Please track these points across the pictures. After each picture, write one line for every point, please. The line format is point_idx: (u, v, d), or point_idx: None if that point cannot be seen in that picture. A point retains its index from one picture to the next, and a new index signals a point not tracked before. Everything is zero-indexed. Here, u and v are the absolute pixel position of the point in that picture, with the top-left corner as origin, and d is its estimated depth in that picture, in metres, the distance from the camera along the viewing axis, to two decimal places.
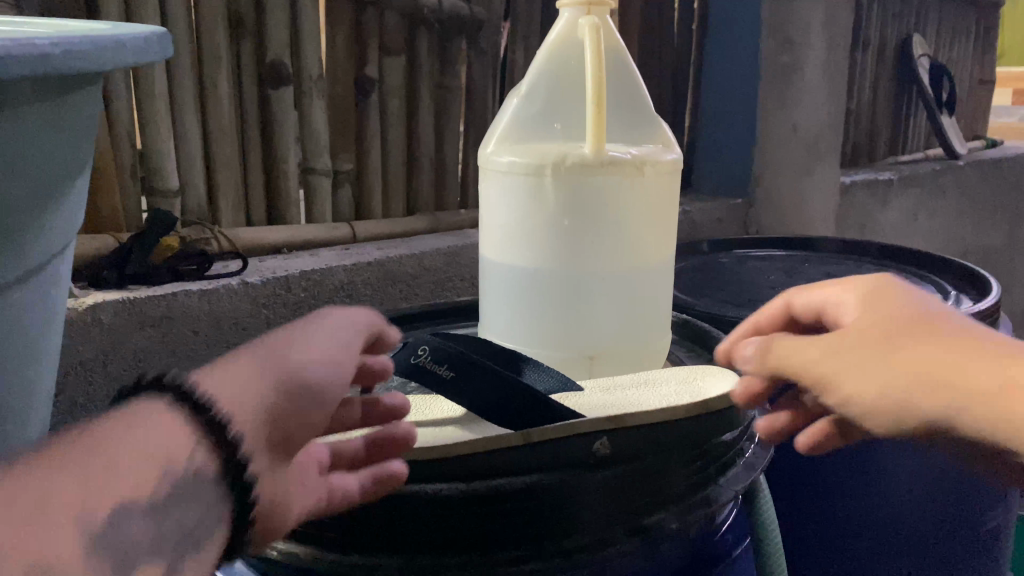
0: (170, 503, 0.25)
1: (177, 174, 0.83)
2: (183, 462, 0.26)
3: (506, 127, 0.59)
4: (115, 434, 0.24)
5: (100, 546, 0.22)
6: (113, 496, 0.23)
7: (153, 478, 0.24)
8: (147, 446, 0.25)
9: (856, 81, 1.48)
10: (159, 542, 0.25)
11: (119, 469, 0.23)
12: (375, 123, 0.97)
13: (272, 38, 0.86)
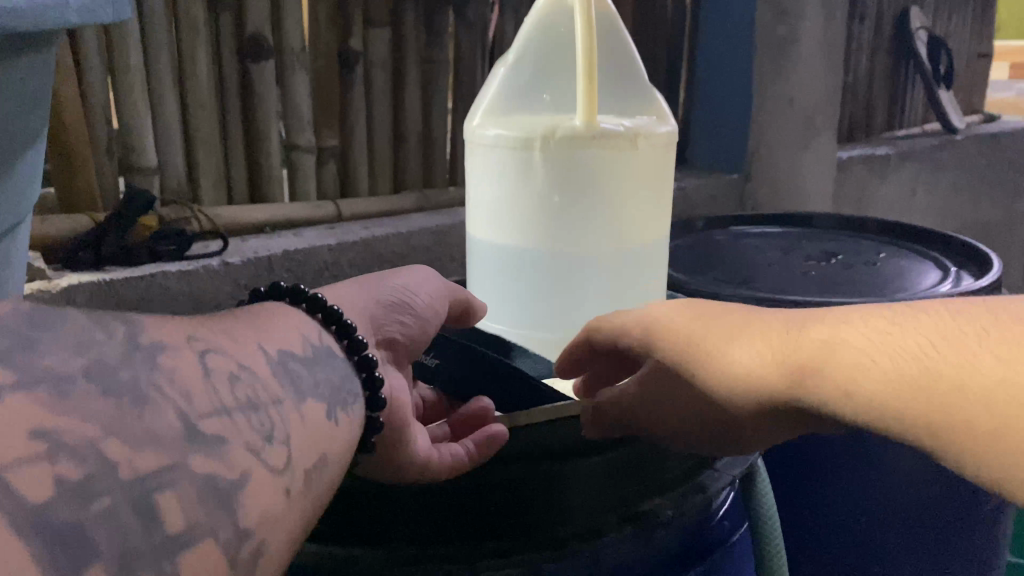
0: (312, 362, 0.32)
1: (156, 152, 0.80)
2: (313, 332, 0.34)
3: (492, 98, 0.56)
4: (265, 311, 0.33)
5: (264, 363, 0.29)
6: (268, 338, 0.31)
7: (296, 340, 0.32)
8: (290, 320, 0.33)
9: (853, 55, 1.45)
10: (317, 387, 0.31)
11: (269, 326, 0.32)
12: (360, 98, 0.94)
13: (252, 11, 0.83)
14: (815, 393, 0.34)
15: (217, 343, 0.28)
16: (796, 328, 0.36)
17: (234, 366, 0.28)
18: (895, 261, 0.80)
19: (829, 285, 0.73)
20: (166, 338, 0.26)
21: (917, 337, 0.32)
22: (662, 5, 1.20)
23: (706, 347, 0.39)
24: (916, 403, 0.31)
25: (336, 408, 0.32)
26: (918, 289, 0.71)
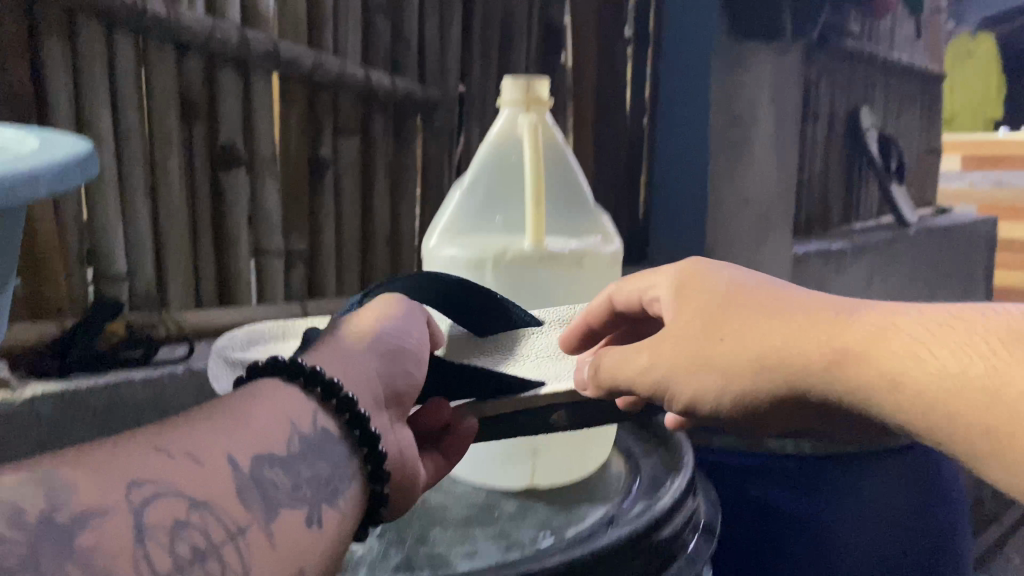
0: (293, 461, 0.36)
1: (125, 258, 0.82)
2: (302, 421, 0.38)
3: (447, 219, 0.60)
4: (261, 401, 0.37)
5: (230, 490, 0.32)
6: (244, 448, 0.34)
7: (281, 441, 0.36)
8: (286, 408, 0.38)
9: (807, 153, 1.52)
10: (294, 491, 0.35)
11: (258, 425, 0.36)
12: (329, 202, 0.97)
13: (224, 121, 0.86)
14: (858, 377, 0.38)
15: (172, 479, 0.30)
16: (846, 317, 0.40)
17: (186, 506, 0.29)
18: None
19: None
20: (109, 496, 0.27)
21: (982, 339, 0.35)
22: (622, 111, 1.26)
23: (754, 314, 0.44)
24: (971, 402, 0.34)
25: (318, 509, 0.36)
26: None
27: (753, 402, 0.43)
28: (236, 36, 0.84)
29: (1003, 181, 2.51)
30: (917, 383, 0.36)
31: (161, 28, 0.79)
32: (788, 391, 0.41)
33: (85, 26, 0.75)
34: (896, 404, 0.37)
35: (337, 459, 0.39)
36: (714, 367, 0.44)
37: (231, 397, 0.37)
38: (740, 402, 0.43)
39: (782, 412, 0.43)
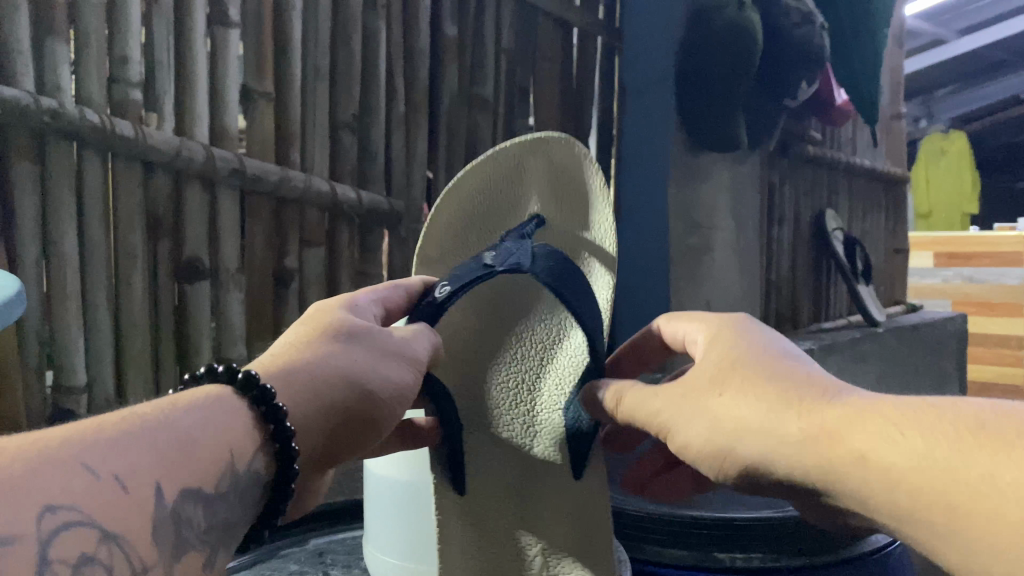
0: (216, 498, 0.38)
1: (85, 371, 0.83)
2: (242, 459, 0.40)
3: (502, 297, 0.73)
4: (205, 415, 0.40)
5: (145, 523, 0.33)
6: (173, 478, 0.35)
7: (214, 473, 0.38)
8: (228, 433, 0.40)
9: (775, 255, 1.56)
10: (206, 531, 0.37)
11: (197, 449, 0.37)
12: (293, 312, 0.99)
13: (189, 236, 0.89)
14: (831, 459, 0.39)
15: (89, 505, 0.31)
16: (836, 399, 0.42)
17: (95, 538, 0.31)
18: None
19: (733, 499, 0.76)
20: (16, 522, 0.29)
21: (946, 429, 0.36)
22: None
23: (749, 374, 0.46)
24: (936, 491, 0.35)
25: (220, 553, 0.38)
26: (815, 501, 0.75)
27: (733, 459, 0.45)
28: (202, 154, 0.87)
29: (975, 277, 2.58)
30: (890, 463, 0.37)
31: (128, 147, 0.82)
32: (764, 458, 0.43)
33: (53, 148, 0.78)
34: (864, 480, 0.38)
35: (253, 500, 0.41)
36: (709, 419, 0.47)
37: (180, 405, 0.39)
38: (726, 461, 0.46)
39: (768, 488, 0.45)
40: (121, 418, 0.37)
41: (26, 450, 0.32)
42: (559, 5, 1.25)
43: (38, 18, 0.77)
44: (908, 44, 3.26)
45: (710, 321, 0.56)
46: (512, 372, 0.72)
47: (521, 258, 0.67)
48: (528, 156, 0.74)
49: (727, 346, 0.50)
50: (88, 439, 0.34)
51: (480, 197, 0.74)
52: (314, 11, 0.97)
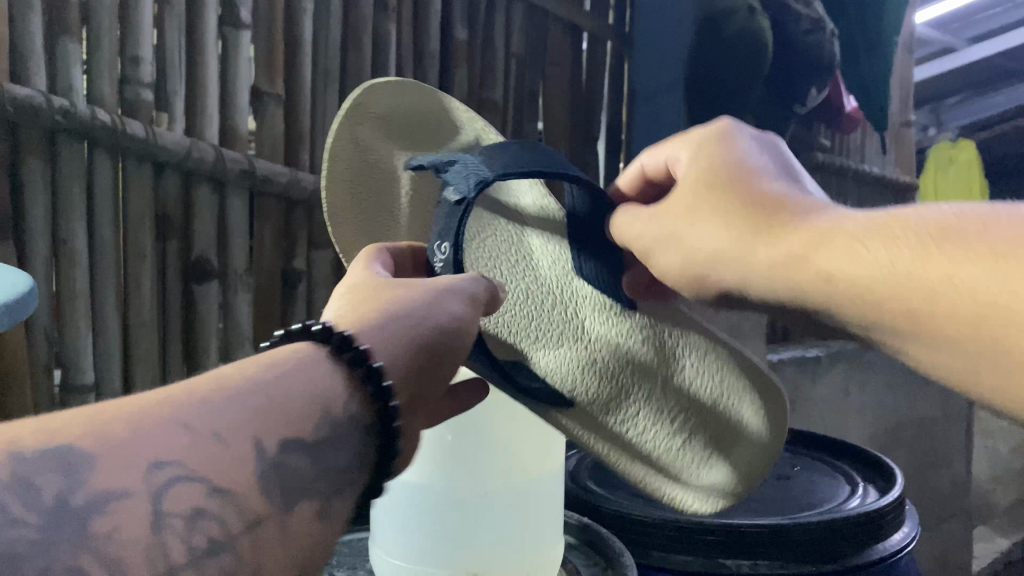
0: (320, 449, 0.36)
1: (95, 370, 0.83)
2: (333, 402, 0.38)
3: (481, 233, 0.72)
4: (293, 369, 0.38)
5: (246, 476, 0.33)
6: (270, 429, 0.35)
7: (313, 421, 0.36)
8: (321, 382, 0.38)
9: None
10: (316, 479, 0.36)
11: (293, 402, 0.36)
12: (301, 313, 1.00)
13: (198, 236, 0.89)
14: (796, 276, 0.45)
15: (193, 461, 0.31)
16: (803, 222, 0.46)
17: (204, 492, 0.31)
18: (808, 473, 0.86)
19: (740, 504, 0.77)
20: (122, 479, 0.30)
21: (906, 241, 0.41)
22: None
23: (729, 198, 0.51)
24: (889, 301, 0.40)
25: (336, 501, 0.36)
26: (822, 507, 0.75)
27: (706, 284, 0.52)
28: (213, 155, 0.88)
29: None
30: (853, 272, 0.42)
31: (140, 148, 0.82)
32: (737, 283, 0.50)
33: (65, 147, 0.79)
34: (824, 294, 0.44)
35: (365, 452, 0.39)
36: (684, 248, 0.54)
37: (283, 355, 0.39)
38: (697, 283, 0.53)
39: (745, 301, 0.51)
40: (214, 380, 0.36)
41: (141, 408, 0.33)
42: (568, 10, 1.25)
43: (51, 19, 0.77)
44: (918, 51, 3.25)
45: (677, 145, 0.59)
46: (533, 287, 0.71)
47: (476, 175, 0.64)
48: (359, 117, 0.74)
49: (707, 169, 0.55)
50: (181, 403, 0.34)
51: (354, 179, 0.72)
52: (325, 13, 0.97)
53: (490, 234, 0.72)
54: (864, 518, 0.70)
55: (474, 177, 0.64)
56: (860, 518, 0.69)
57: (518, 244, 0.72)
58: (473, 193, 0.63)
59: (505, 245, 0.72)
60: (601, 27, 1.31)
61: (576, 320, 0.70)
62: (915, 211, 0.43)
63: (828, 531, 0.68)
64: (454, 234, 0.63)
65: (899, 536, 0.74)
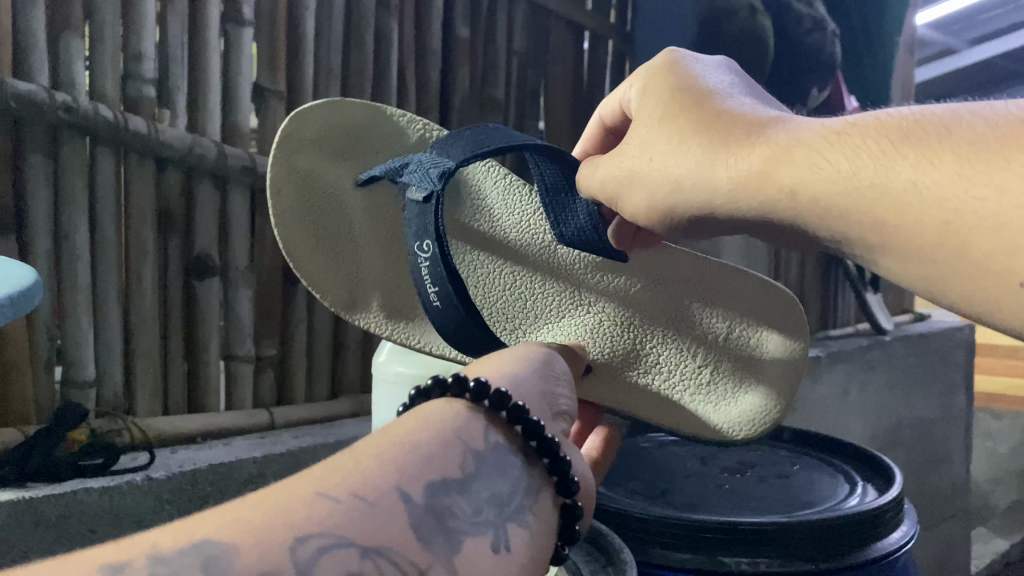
0: (465, 486, 0.36)
1: (95, 365, 0.83)
2: (479, 441, 0.39)
3: (464, 226, 0.76)
4: (429, 423, 0.38)
5: (402, 524, 0.31)
6: (413, 480, 0.33)
7: (454, 461, 0.36)
8: (459, 427, 0.39)
9: (780, 261, 1.61)
10: (476, 516, 0.35)
11: (433, 452, 0.36)
12: (302, 309, 1.00)
13: (200, 232, 0.89)
14: (763, 196, 0.46)
15: (338, 527, 0.29)
16: (761, 137, 0.48)
17: (357, 556, 0.29)
18: (808, 472, 0.86)
19: (739, 502, 0.77)
20: (273, 558, 0.27)
21: (872, 142, 0.42)
22: None
23: (685, 117, 0.53)
24: (858, 209, 0.41)
25: (503, 533, 0.36)
26: (822, 506, 0.75)
27: (672, 215, 0.53)
28: (214, 152, 0.88)
29: None
30: (815, 186, 0.43)
31: (141, 144, 0.82)
32: (700, 204, 0.51)
33: (67, 142, 0.79)
34: (792, 209, 0.45)
35: (516, 474, 0.40)
36: (644, 181, 0.55)
37: (410, 419, 0.38)
38: (663, 214, 0.54)
39: (707, 225, 0.52)
40: (354, 450, 0.35)
41: (274, 491, 0.30)
42: (570, 8, 1.25)
43: (54, 14, 0.77)
44: (919, 52, 3.25)
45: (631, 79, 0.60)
46: (526, 264, 0.76)
47: (436, 166, 0.69)
48: (293, 136, 0.73)
49: (657, 94, 0.56)
50: (321, 475, 0.32)
51: (302, 207, 0.73)
52: (327, 9, 0.97)
53: (475, 216, 0.77)
54: (864, 516, 0.70)
55: (435, 169, 0.68)
56: (859, 516, 0.69)
57: (499, 219, 0.76)
58: (441, 182, 0.68)
59: (488, 224, 0.76)
60: (602, 25, 1.31)
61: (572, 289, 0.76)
62: (880, 115, 0.44)
63: (829, 529, 0.68)
64: (435, 233, 0.68)
65: (899, 534, 0.74)
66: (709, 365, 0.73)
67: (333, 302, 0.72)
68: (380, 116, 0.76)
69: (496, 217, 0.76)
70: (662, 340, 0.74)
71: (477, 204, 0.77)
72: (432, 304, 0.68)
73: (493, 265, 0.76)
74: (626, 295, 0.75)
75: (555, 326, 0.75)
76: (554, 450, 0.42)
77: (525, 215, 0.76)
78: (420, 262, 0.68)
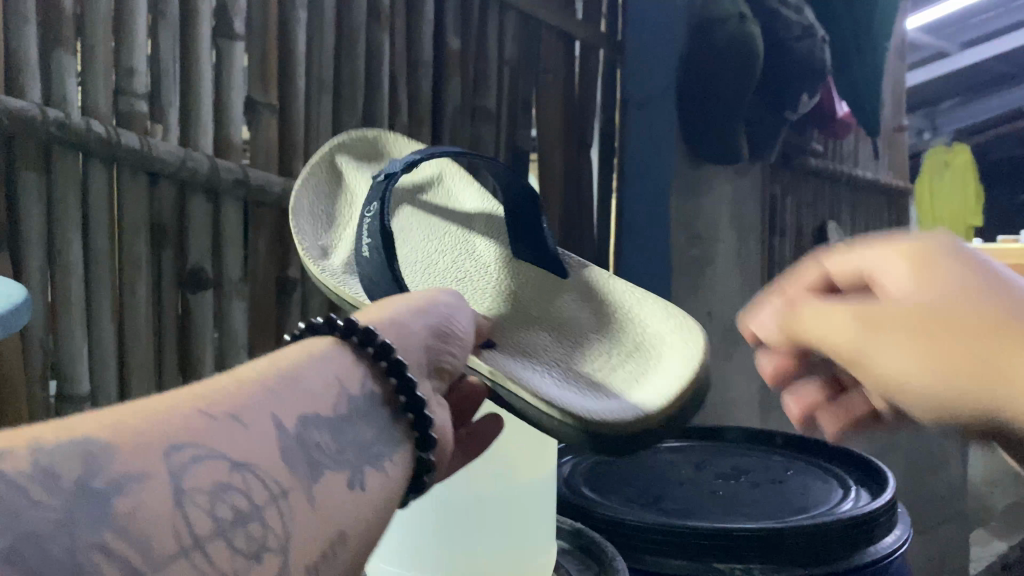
0: (336, 425, 0.40)
1: (89, 378, 0.83)
2: (353, 386, 0.43)
3: (412, 231, 0.85)
4: (313, 359, 0.43)
5: (272, 453, 0.35)
6: (288, 412, 0.37)
7: (327, 403, 0.40)
8: (336, 367, 0.43)
9: (775, 266, 1.63)
10: (339, 453, 0.39)
11: (305, 387, 0.40)
12: (295, 321, 1.00)
13: (193, 246, 0.89)
14: None
15: (212, 440, 0.33)
16: None
17: (228, 469, 0.32)
18: (801, 477, 0.87)
19: (732, 508, 0.77)
20: (151, 461, 0.30)
21: None
22: (588, 232, 1.35)
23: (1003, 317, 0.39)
24: None
25: (361, 473, 0.39)
26: (815, 510, 0.76)
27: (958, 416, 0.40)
28: (207, 165, 0.88)
29: None
30: None
31: (135, 158, 0.83)
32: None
33: (61, 158, 0.79)
34: None
35: (377, 425, 0.43)
36: (931, 369, 0.40)
37: (291, 358, 0.42)
38: (949, 415, 0.40)
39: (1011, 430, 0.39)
40: (234, 379, 0.38)
41: (156, 412, 0.33)
42: (562, 17, 1.26)
43: (46, 31, 0.78)
44: (910, 56, 3.26)
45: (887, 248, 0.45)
46: (474, 266, 0.82)
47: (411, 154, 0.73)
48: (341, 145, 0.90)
49: (944, 272, 0.42)
50: (208, 395, 0.35)
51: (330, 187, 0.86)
52: (319, 22, 0.98)
53: (435, 232, 0.85)
54: (858, 521, 0.70)
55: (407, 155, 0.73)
56: (852, 520, 0.69)
57: (462, 237, 0.85)
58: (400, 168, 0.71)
59: (434, 237, 0.85)
60: (593, 34, 1.32)
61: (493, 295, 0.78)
62: None
63: (822, 534, 0.68)
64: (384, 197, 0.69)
65: (892, 538, 0.74)
66: (601, 373, 0.66)
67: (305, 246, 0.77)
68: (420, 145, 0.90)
69: (444, 234, 0.85)
70: (567, 343, 0.70)
71: (428, 225, 0.86)
72: (362, 255, 0.68)
73: (440, 253, 0.83)
74: (573, 342, 0.72)
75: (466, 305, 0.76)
76: (418, 406, 0.45)
77: (489, 236, 0.85)
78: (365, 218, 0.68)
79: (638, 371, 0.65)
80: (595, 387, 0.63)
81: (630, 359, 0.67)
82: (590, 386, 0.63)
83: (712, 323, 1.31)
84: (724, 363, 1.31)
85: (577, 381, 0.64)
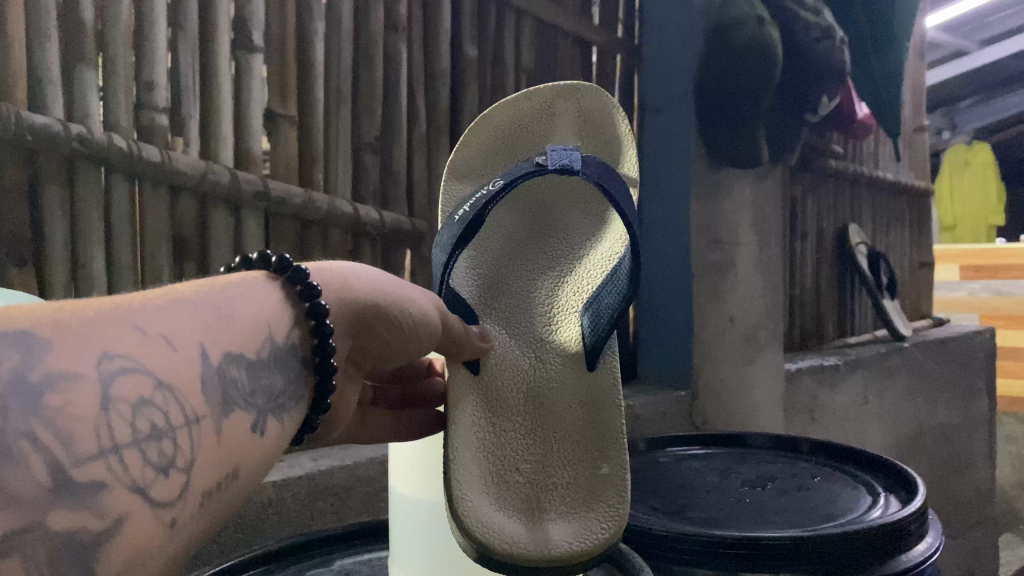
0: (258, 365, 0.35)
1: None
2: (281, 331, 0.37)
3: (552, 194, 0.79)
4: (244, 292, 0.36)
5: (196, 375, 0.30)
6: (217, 341, 0.32)
7: (254, 342, 0.35)
8: (264, 306, 0.37)
9: (798, 269, 1.61)
10: (250, 394, 0.34)
11: (238, 320, 0.34)
12: None
13: (214, 256, 0.90)
14: None
15: (144, 355, 0.28)
16: None
17: (151, 385, 0.28)
18: (828, 484, 0.86)
19: (760, 516, 0.76)
20: (79, 362, 0.25)
21: None
22: None
23: None
24: None
25: (265, 417, 0.35)
26: (844, 518, 0.75)
27: None
28: (228, 177, 0.88)
29: (1003, 289, 2.78)
30: None
31: (155, 172, 0.83)
32: None
33: (82, 172, 0.79)
34: None
35: (292, 375, 0.38)
36: None
37: (218, 279, 0.36)
38: None
39: None
40: (165, 290, 0.33)
41: (79, 306, 0.28)
42: (578, 24, 1.26)
43: (66, 47, 0.78)
44: (929, 56, 3.26)
45: None
46: (561, 257, 0.76)
47: (567, 161, 0.71)
48: (559, 101, 0.80)
49: None
50: (141, 301, 0.30)
51: (495, 135, 0.78)
52: (336, 33, 0.98)
53: (560, 230, 0.77)
54: (890, 530, 0.69)
55: (563, 162, 0.70)
56: (883, 530, 0.68)
57: (573, 251, 0.76)
58: (554, 169, 0.70)
59: (568, 220, 0.78)
60: (610, 40, 1.31)
61: (553, 311, 0.72)
62: None
63: (853, 544, 0.67)
64: (512, 180, 0.69)
65: (925, 545, 0.73)
66: (523, 485, 0.58)
67: (455, 168, 0.77)
68: (600, 129, 0.80)
69: (568, 218, 0.78)
70: (529, 430, 0.63)
71: (574, 204, 0.79)
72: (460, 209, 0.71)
73: (538, 249, 0.76)
74: (547, 395, 0.66)
75: (525, 300, 0.72)
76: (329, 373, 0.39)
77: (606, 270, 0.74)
78: (489, 188, 0.70)
79: (572, 496, 0.57)
80: (499, 496, 0.56)
81: (567, 488, 0.58)
82: (505, 491, 0.57)
83: (735, 328, 1.29)
84: (747, 368, 1.30)
85: (492, 480, 0.57)
